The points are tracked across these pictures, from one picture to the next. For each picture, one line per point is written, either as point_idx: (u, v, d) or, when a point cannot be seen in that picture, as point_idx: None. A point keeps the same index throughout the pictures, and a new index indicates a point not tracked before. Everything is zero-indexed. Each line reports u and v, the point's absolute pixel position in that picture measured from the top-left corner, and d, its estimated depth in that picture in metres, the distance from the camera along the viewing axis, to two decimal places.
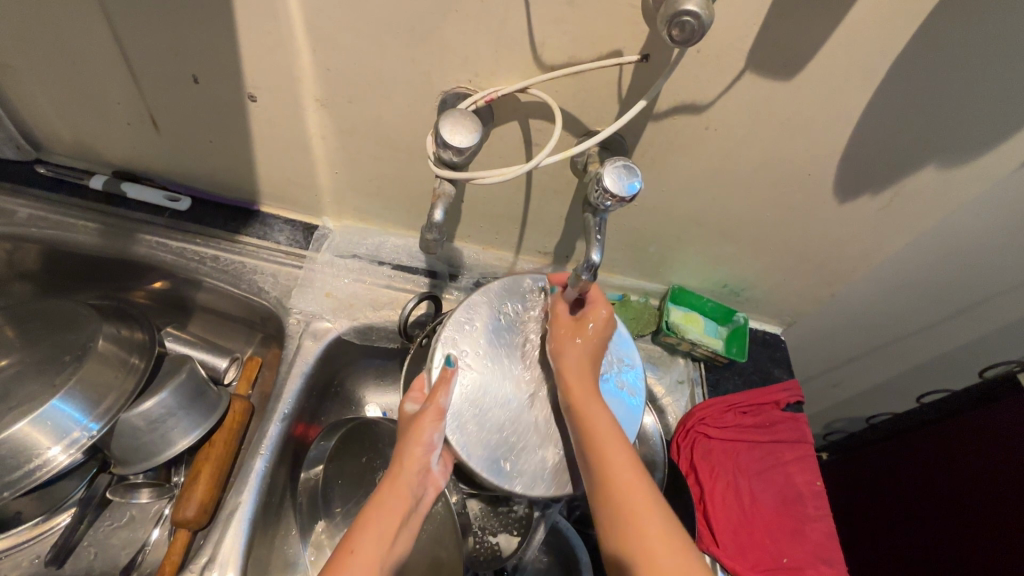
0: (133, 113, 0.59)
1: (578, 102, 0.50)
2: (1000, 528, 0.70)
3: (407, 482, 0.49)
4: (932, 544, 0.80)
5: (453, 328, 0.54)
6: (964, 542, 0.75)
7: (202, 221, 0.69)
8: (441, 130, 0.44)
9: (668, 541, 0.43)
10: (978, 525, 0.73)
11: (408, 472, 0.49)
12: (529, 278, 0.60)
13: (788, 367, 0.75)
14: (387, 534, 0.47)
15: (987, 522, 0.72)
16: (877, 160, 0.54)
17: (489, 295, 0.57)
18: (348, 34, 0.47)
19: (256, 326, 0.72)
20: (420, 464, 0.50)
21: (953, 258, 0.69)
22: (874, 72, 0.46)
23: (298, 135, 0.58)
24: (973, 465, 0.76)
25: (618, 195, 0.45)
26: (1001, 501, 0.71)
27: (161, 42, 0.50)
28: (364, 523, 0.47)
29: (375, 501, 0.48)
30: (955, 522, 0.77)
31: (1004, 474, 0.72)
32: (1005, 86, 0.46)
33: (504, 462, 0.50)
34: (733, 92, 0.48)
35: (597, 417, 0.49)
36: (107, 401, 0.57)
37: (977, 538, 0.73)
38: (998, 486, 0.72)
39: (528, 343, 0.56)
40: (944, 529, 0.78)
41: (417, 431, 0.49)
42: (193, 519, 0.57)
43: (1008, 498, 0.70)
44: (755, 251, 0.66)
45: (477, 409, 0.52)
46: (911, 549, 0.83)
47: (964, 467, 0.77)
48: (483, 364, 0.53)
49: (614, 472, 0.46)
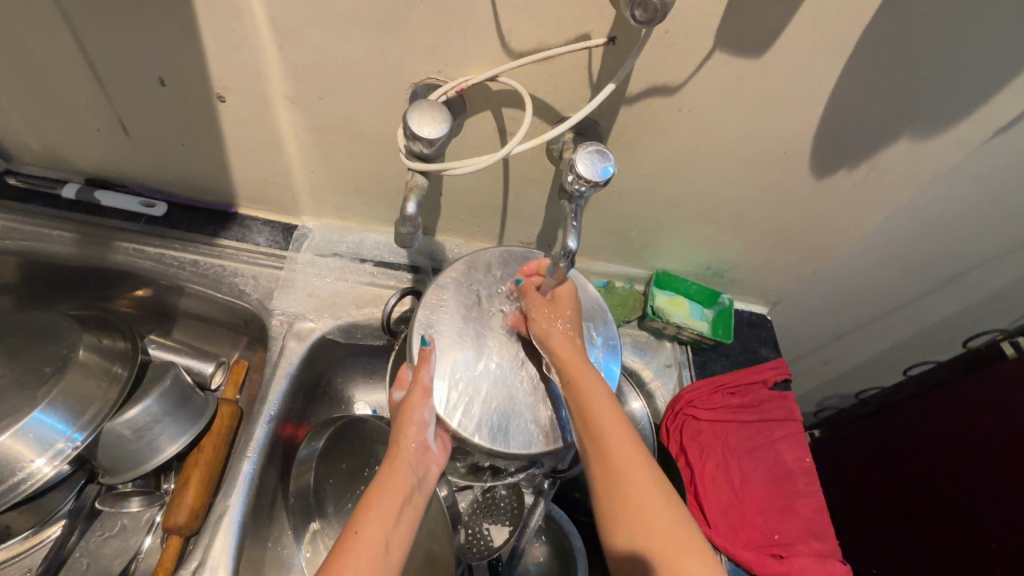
0: (102, 120, 0.58)
1: (549, 87, 0.50)
2: (1005, 503, 0.69)
3: (405, 461, 0.49)
4: (937, 523, 0.78)
5: (426, 311, 0.55)
6: (969, 519, 0.73)
7: (179, 225, 0.68)
8: (410, 121, 0.43)
9: (663, 512, 0.43)
10: (982, 501, 0.72)
11: (409, 449, 0.49)
12: (493, 250, 0.61)
13: (775, 346, 0.76)
14: (394, 512, 0.46)
15: (992, 499, 0.71)
16: (852, 136, 0.54)
17: (453, 272, 0.58)
18: (313, 29, 0.47)
19: (240, 330, 0.71)
20: (418, 440, 0.50)
21: (934, 229, 0.69)
22: (844, 46, 0.46)
23: (272, 134, 0.58)
24: (977, 441, 0.75)
25: (591, 180, 0.45)
26: (1005, 475, 0.70)
27: (124, 45, 0.50)
28: (367, 501, 0.47)
29: (376, 481, 0.48)
30: (959, 499, 0.76)
31: (1008, 448, 0.70)
32: (972, 55, 0.46)
33: (494, 429, 0.50)
34: (704, 73, 0.48)
35: (588, 392, 0.49)
36: (91, 412, 0.57)
37: (982, 515, 0.72)
38: (1000, 459, 0.71)
39: (500, 314, 0.56)
40: (946, 508, 0.77)
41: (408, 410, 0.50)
42: (185, 525, 0.56)
43: (1006, 472, 0.70)
44: (736, 231, 0.67)
45: (459, 383, 0.52)
46: (916, 530, 0.82)
47: (965, 443, 0.76)
48: (462, 339, 0.54)
49: (610, 445, 0.46)
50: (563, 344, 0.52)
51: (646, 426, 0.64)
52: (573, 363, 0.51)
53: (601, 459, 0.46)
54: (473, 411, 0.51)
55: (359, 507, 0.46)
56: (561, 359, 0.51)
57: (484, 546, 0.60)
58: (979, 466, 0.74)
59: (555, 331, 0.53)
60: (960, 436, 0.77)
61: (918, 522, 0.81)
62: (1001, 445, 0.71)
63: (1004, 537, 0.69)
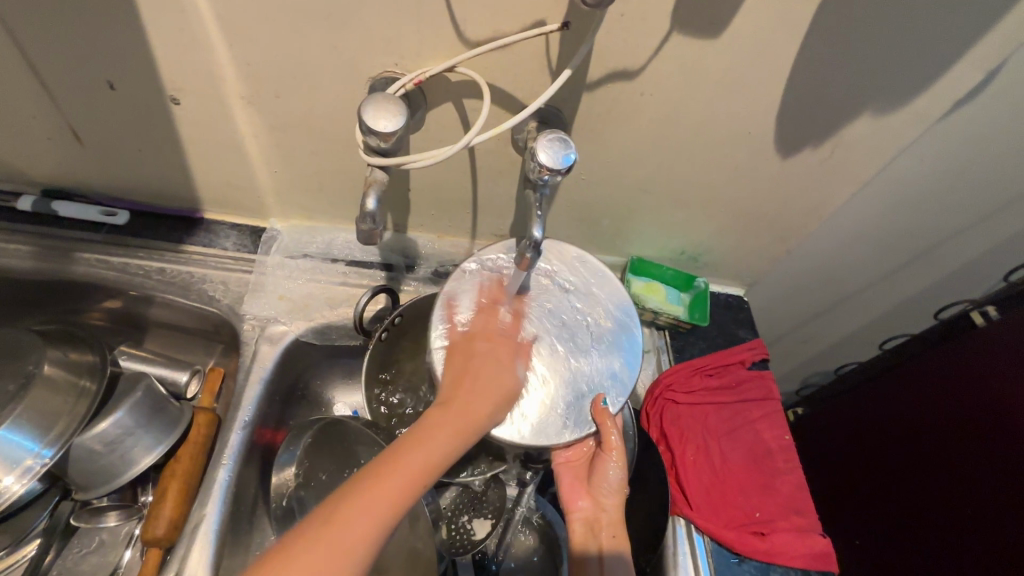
0: (53, 127, 0.56)
1: (508, 76, 0.50)
2: (983, 470, 0.70)
3: (474, 416, 0.49)
4: (917, 492, 0.79)
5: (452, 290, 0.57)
6: (947, 487, 0.75)
7: (143, 233, 0.66)
8: (364, 116, 0.42)
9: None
10: (961, 469, 0.73)
11: (477, 405, 0.50)
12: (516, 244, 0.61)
13: (752, 327, 0.76)
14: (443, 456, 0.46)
15: (969, 466, 0.72)
16: (814, 113, 0.54)
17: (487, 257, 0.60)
18: (263, 25, 0.46)
19: (213, 336, 0.70)
20: (489, 403, 0.51)
21: (902, 204, 0.70)
22: (800, 23, 0.45)
23: (230, 136, 0.56)
24: (954, 410, 0.76)
25: (553, 168, 0.45)
26: (981, 442, 0.71)
27: (68, 48, 0.48)
28: (416, 439, 0.46)
29: (437, 420, 0.47)
30: (937, 468, 0.77)
31: (986, 416, 0.71)
32: (926, 28, 0.46)
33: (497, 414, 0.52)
34: (662, 55, 0.48)
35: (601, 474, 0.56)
36: (59, 427, 0.55)
37: (960, 481, 0.73)
38: (977, 427, 0.72)
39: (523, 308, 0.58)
40: (926, 479, 0.78)
41: (483, 366, 0.53)
42: (164, 537, 0.56)
43: (982, 439, 0.71)
44: (707, 214, 0.67)
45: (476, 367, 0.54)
46: (897, 500, 0.83)
47: (943, 413, 0.77)
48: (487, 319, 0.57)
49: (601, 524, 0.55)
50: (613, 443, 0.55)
51: (625, 413, 0.64)
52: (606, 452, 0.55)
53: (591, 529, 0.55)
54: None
55: (413, 446, 0.45)
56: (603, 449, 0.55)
57: (466, 540, 0.60)
58: (956, 434, 0.75)
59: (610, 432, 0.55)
60: (938, 406, 0.78)
61: (900, 492, 0.83)
62: (976, 413, 0.72)
63: (983, 503, 0.70)
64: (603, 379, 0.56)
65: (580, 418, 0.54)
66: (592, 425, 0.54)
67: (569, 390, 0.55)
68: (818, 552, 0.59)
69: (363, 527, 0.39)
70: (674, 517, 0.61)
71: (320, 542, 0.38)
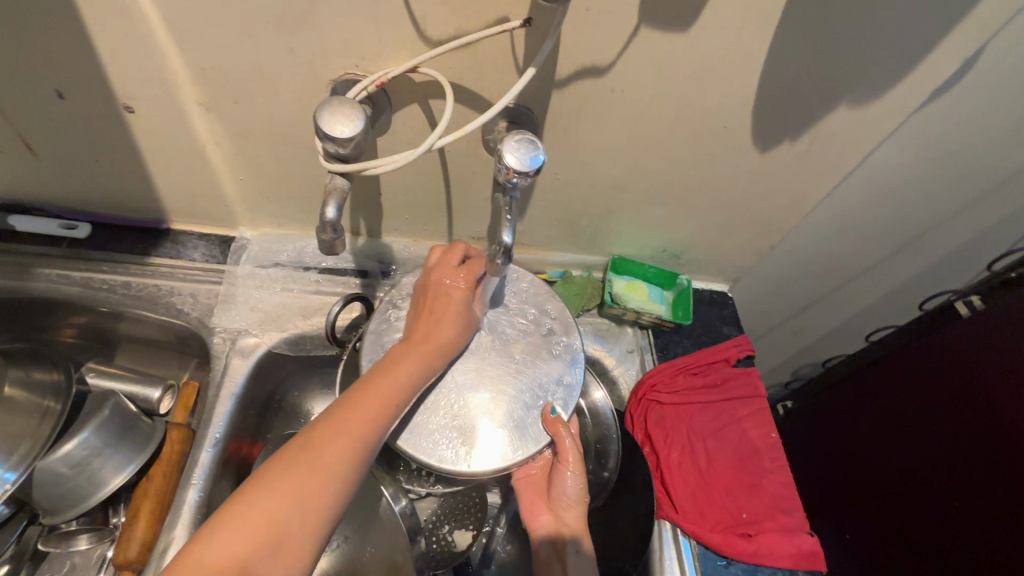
0: (4, 140, 0.54)
1: (474, 76, 0.48)
2: (971, 461, 0.70)
3: (439, 342, 0.51)
4: (906, 485, 0.79)
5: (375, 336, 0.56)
6: (936, 479, 0.74)
7: (106, 246, 0.64)
8: (321, 121, 0.40)
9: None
10: (947, 460, 0.73)
11: (436, 333, 0.51)
12: None
13: (737, 323, 0.75)
14: (408, 380, 0.48)
15: (957, 457, 0.72)
16: (790, 106, 0.53)
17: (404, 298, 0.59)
18: (214, 29, 0.44)
19: (185, 350, 0.68)
20: (453, 333, 0.52)
21: (884, 195, 0.69)
22: (770, 14, 0.44)
23: (190, 144, 0.55)
24: (940, 401, 0.75)
25: (521, 170, 0.43)
26: (970, 433, 0.70)
27: (11, 58, 0.46)
28: (384, 367, 0.48)
29: (403, 352, 0.49)
30: (924, 460, 0.76)
31: (973, 407, 0.71)
32: (902, 16, 0.45)
33: (445, 450, 0.50)
34: (632, 51, 0.46)
35: (560, 484, 0.57)
36: (21, 450, 0.53)
37: (948, 473, 0.73)
38: (964, 418, 0.71)
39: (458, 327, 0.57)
40: (914, 471, 0.78)
41: (446, 316, 0.52)
42: (137, 559, 0.54)
43: (970, 431, 0.70)
44: (687, 211, 0.65)
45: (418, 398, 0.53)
46: (886, 493, 0.83)
47: (931, 404, 0.77)
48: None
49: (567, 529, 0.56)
50: (570, 452, 0.55)
51: (608, 415, 0.64)
52: (563, 464, 0.55)
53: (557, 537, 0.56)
54: (426, 432, 0.51)
55: (382, 373, 0.47)
56: (560, 459, 0.55)
57: (448, 551, 0.59)
58: (943, 426, 0.74)
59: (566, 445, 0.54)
60: (926, 397, 0.77)
61: (889, 485, 0.82)
62: (964, 404, 0.72)
63: (973, 495, 0.69)
64: (547, 387, 0.55)
65: (534, 430, 0.52)
66: (545, 437, 0.52)
67: (516, 407, 0.53)
68: (806, 551, 0.58)
69: (336, 451, 0.42)
70: (660, 521, 0.60)
71: (298, 466, 0.41)
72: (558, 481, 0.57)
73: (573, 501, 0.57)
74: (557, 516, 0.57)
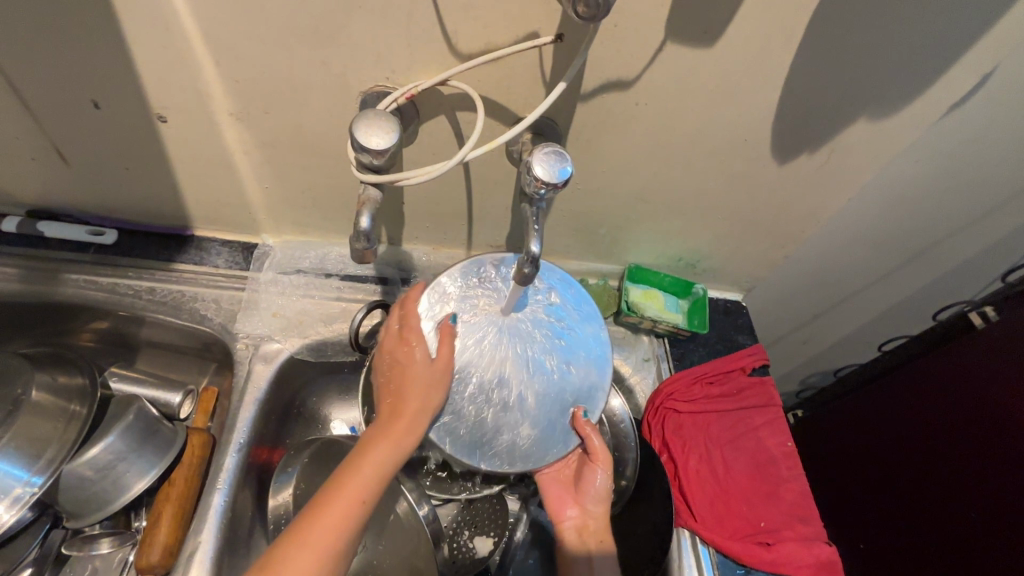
0: (38, 148, 0.55)
1: (501, 89, 0.49)
2: (982, 472, 0.70)
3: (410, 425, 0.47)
4: (917, 496, 0.79)
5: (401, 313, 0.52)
6: (947, 491, 0.74)
7: (132, 253, 0.65)
8: (356, 133, 0.41)
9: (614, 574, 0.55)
10: (962, 471, 0.73)
11: (408, 404, 0.48)
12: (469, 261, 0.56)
13: (752, 332, 0.76)
14: (376, 480, 0.45)
15: (968, 468, 0.72)
16: (810, 120, 0.54)
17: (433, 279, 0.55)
18: (251, 42, 0.45)
19: (206, 355, 0.69)
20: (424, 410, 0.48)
21: (899, 207, 0.70)
22: (794, 30, 0.45)
23: (219, 153, 0.55)
24: (954, 411, 0.75)
25: (550, 182, 0.44)
26: (984, 444, 0.70)
27: (51, 69, 0.47)
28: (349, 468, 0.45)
29: (370, 440, 0.46)
30: (937, 472, 0.76)
31: (988, 418, 0.71)
32: (921, 34, 0.46)
33: (477, 442, 0.51)
34: (656, 66, 0.48)
35: (588, 481, 0.57)
36: (48, 454, 0.54)
37: (962, 484, 0.73)
38: (980, 429, 0.71)
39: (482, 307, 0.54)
40: (927, 482, 0.78)
41: (413, 387, 0.48)
42: (158, 564, 0.54)
43: (985, 442, 0.70)
44: (704, 221, 0.66)
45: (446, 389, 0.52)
46: (898, 503, 0.82)
47: (942, 415, 0.77)
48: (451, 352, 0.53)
49: (591, 522, 0.57)
50: (602, 453, 0.55)
51: (626, 424, 0.64)
52: (596, 462, 0.55)
53: (583, 529, 0.57)
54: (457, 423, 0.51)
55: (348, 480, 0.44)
56: (594, 458, 0.55)
57: (468, 558, 0.60)
58: (956, 438, 0.75)
59: (596, 445, 0.54)
60: (940, 407, 0.78)
61: (899, 495, 0.82)
62: (978, 415, 0.72)
63: (988, 507, 0.69)
64: (576, 390, 0.54)
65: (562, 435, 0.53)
66: (573, 439, 0.53)
67: (546, 412, 0.53)
68: (825, 561, 0.58)
69: None
70: (678, 529, 0.61)
71: None
72: (588, 478, 0.57)
73: (599, 497, 0.57)
74: (582, 509, 0.57)
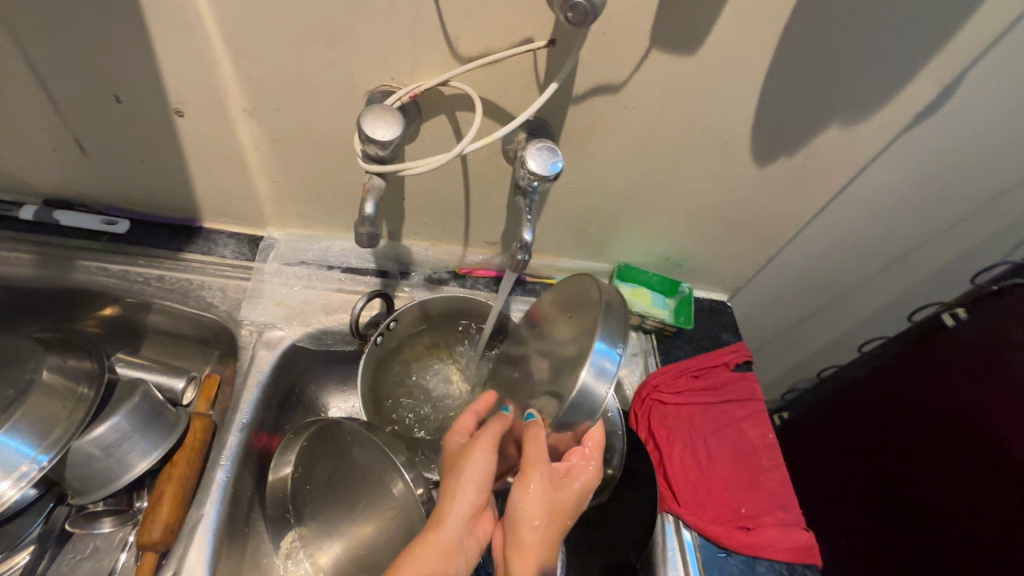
0: (58, 139, 0.58)
1: (498, 91, 0.53)
2: (956, 465, 0.73)
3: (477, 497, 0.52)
4: (896, 490, 0.82)
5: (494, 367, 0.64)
6: (924, 484, 0.77)
7: (143, 242, 0.68)
8: (363, 125, 0.45)
9: None
10: (937, 464, 0.76)
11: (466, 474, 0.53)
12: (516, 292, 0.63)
13: (735, 330, 0.79)
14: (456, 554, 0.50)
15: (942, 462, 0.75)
16: (786, 125, 0.57)
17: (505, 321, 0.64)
18: (266, 42, 0.48)
19: (210, 343, 0.71)
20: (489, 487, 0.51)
21: (875, 211, 0.73)
22: (766, 41, 0.49)
23: (231, 146, 0.59)
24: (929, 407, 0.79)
25: (541, 175, 0.47)
26: (958, 437, 0.73)
27: (78, 64, 0.51)
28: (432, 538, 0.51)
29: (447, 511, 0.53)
30: (914, 466, 0.79)
31: (962, 413, 0.74)
32: (883, 47, 0.50)
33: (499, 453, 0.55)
34: (642, 72, 0.51)
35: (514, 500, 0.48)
36: (57, 432, 0.56)
37: (936, 476, 0.75)
38: (954, 424, 0.74)
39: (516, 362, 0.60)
40: (906, 475, 0.80)
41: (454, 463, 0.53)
42: (159, 541, 0.55)
43: (958, 434, 0.73)
44: (690, 221, 0.70)
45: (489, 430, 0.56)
46: (876, 497, 0.85)
47: (918, 410, 0.80)
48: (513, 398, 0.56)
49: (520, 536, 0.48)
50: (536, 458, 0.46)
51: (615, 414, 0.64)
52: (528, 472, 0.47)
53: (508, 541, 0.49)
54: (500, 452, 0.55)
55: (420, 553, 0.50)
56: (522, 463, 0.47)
57: None
58: (931, 432, 0.78)
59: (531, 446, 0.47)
60: (917, 404, 0.80)
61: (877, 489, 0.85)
62: (952, 409, 0.75)
63: (960, 498, 0.72)
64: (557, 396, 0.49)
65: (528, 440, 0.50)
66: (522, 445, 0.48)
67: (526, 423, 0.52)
68: (802, 545, 0.61)
69: None
70: (663, 514, 0.63)
71: None
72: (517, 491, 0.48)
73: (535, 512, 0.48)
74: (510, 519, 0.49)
